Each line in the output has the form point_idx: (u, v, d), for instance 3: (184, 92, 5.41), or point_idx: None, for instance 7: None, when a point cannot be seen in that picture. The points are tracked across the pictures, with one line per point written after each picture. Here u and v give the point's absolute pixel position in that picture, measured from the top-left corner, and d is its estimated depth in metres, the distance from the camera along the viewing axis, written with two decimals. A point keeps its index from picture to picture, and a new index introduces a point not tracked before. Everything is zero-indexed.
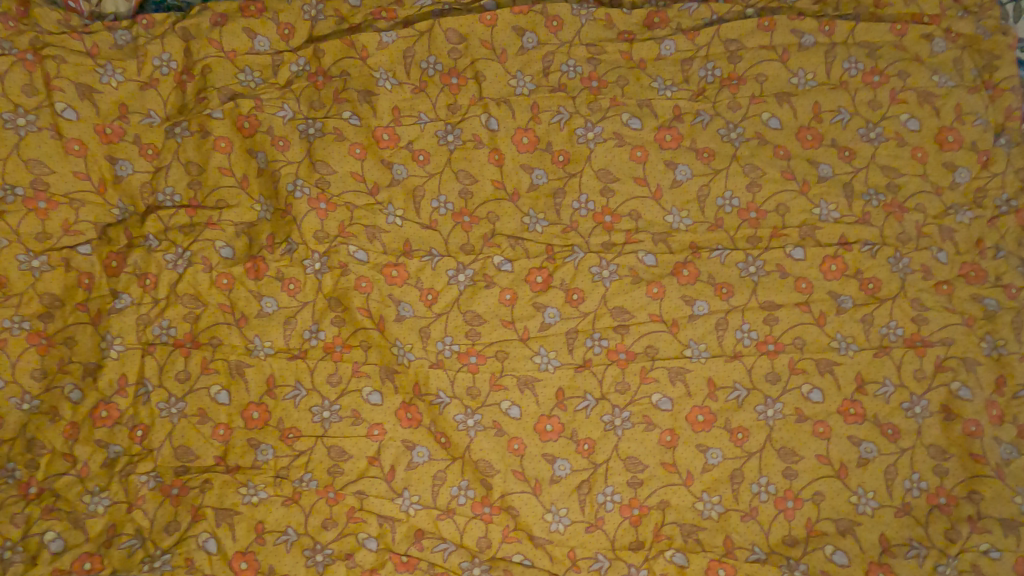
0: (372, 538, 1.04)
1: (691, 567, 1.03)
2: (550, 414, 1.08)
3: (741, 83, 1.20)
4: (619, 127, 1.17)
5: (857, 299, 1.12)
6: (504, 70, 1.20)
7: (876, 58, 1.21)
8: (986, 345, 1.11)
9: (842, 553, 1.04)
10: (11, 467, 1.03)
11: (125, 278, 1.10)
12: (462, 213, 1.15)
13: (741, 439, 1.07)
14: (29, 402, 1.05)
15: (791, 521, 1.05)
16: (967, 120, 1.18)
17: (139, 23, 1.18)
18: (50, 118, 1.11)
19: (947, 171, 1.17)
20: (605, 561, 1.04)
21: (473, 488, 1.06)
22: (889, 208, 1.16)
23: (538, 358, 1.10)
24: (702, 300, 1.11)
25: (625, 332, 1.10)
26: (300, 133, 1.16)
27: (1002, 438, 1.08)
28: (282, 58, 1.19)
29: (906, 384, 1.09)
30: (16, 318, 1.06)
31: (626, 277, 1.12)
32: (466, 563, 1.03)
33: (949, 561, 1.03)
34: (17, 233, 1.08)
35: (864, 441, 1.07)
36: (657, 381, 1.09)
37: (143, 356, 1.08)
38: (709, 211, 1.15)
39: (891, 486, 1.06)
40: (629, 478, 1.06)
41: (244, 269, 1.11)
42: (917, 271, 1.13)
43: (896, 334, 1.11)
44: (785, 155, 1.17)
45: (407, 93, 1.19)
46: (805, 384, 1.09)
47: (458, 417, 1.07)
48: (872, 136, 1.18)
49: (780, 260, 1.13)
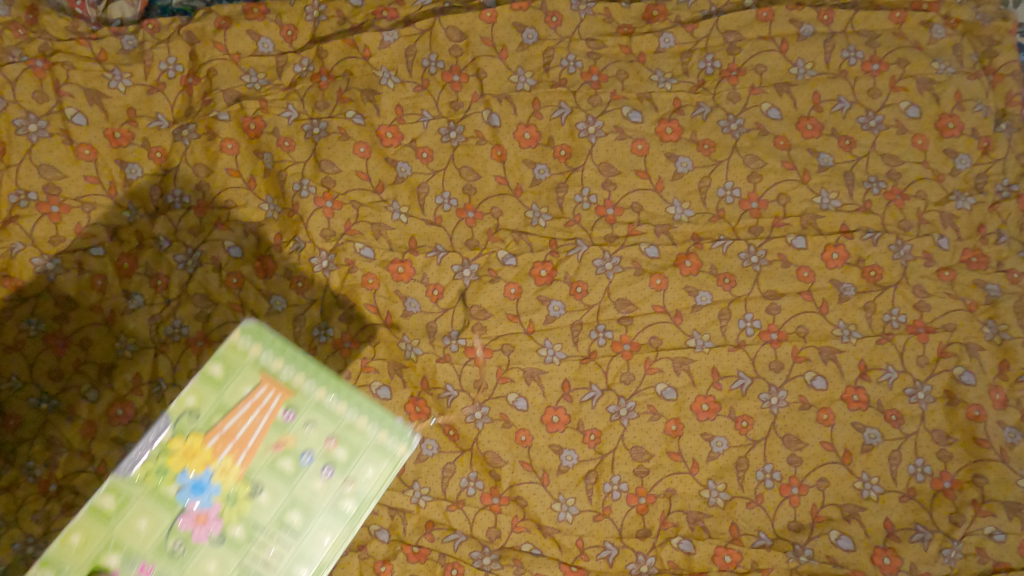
0: (384, 530, 1.06)
1: (698, 553, 1.05)
2: (556, 405, 1.10)
3: (741, 75, 1.20)
4: (619, 120, 1.18)
5: (858, 286, 1.13)
6: (505, 66, 1.21)
7: (875, 46, 1.21)
8: (988, 331, 1.13)
9: (848, 538, 1.05)
10: (30, 465, 1.04)
11: (136, 279, 1.12)
12: (466, 209, 1.17)
13: (746, 427, 1.08)
14: (47, 402, 1.07)
15: (796, 507, 1.06)
16: (966, 107, 1.19)
17: (145, 28, 1.20)
18: (61, 123, 1.13)
19: (948, 157, 1.18)
20: (613, 548, 1.06)
21: (482, 479, 1.07)
22: (890, 195, 1.16)
23: (544, 350, 1.11)
24: (705, 291, 1.12)
25: (629, 324, 1.12)
26: (305, 133, 1.18)
27: (1006, 422, 1.09)
28: (285, 59, 1.21)
29: (909, 370, 1.11)
30: (31, 320, 1.09)
31: (629, 269, 1.13)
32: (476, 553, 1.05)
33: (955, 544, 1.04)
34: (31, 236, 1.10)
35: (868, 428, 1.09)
36: (661, 371, 1.10)
37: (157, 355, 1.10)
38: (710, 202, 1.16)
39: (894, 471, 1.08)
40: (635, 467, 1.07)
41: (253, 268, 1.14)
42: (918, 258, 1.14)
43: (898, 321, 1.12)
44: (785, 145, 1.17)
45: (409, 92, 1.20)
46: (808, 372, 1.10)
47: (466, 410, 1.09)
48: (872, 125, 1.19)
49: (782, 249, 1.14)
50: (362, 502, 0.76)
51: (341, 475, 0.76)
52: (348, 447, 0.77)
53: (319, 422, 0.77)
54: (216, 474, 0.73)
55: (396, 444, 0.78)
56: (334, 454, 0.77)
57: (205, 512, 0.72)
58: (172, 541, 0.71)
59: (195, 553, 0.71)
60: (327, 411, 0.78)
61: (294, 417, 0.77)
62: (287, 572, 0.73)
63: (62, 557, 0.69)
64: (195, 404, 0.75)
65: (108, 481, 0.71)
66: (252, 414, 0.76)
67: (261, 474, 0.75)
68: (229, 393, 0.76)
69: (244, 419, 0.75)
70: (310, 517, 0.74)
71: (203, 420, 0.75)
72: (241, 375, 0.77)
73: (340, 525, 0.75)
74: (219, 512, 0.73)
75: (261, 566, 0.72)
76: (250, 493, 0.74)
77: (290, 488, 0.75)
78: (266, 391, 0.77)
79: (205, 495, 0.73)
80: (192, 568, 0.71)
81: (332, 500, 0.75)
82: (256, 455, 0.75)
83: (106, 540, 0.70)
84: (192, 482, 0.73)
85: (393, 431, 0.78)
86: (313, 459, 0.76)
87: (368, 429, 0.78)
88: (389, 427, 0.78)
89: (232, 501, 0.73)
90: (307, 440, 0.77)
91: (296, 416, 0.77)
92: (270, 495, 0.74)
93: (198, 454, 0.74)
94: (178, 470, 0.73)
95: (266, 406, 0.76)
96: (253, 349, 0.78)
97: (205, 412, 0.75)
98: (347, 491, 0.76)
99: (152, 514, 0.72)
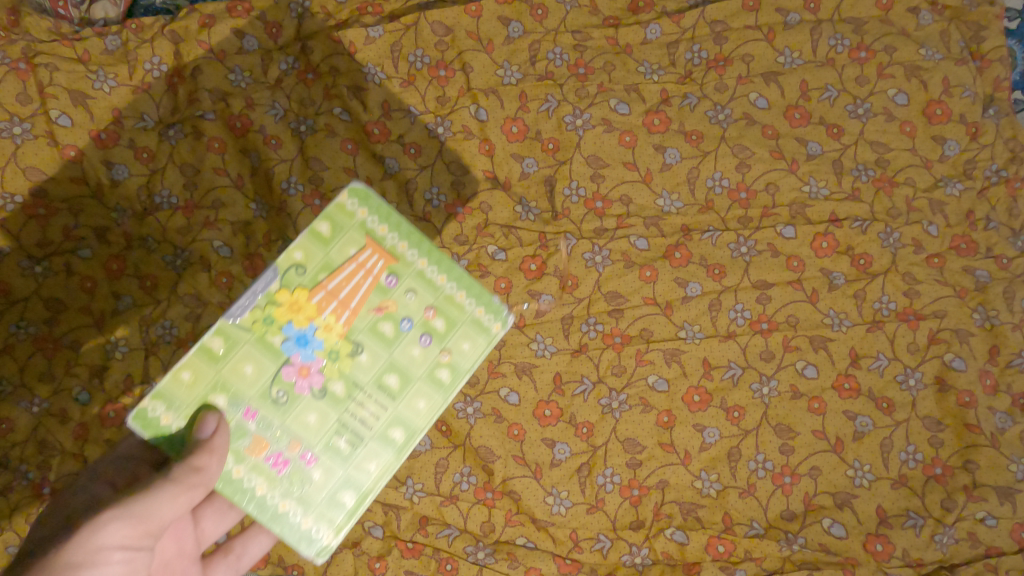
0: (378, 526, 1.06)
1: (691, 543, 1.06)
2: (548, 399, 1.09)
3: (728, 64, 1.20)
4: (607, 113, 1.18)
5: (848, 275, 1.13)
6: (492, 60, 1.20)
7: (862, 33, 1.21)
8: (978, 317, 1.13)
9: (840, 525, 1.06)
10: (24, 469, 1.05)
11: (126, 280, 1.12)
12: (455, 204, 1.16)
13: (737, 417, 1.09)
14: (38, 405, 1.07)
15: (788, 496, 1.07)
16: (955, 92, 1.19)
17: (128, 28, 1.18)
18: (45, 125, 1.12)
19: (937, 144, 1.18)
20: (607, 540, 1.06)
21: (475, 474, 1.07)
22: (879, 183, 1.16)
23: (535, 344, 1.11)
24: (694, 282, 1.13)
25: (619, 316, 1.12)
26: (291, 131, 1.17)
27: (996, 408, 1.10)
28: (270, 57, 1.19)
29: (899, 357, 1.11)
30: (22, 324, 1.09)
31: (619, 261, 1.13)
32: (470, 547, 1.06)
33: (946, 530, 1.06)
34: (19, 240, 1.10)
35: (859, 416, 1.09)
36: (653, 363, 1.10)
37: (148, 357, 1.10)
38: (699, 192, 1.16)
39: (886, 458, 1.08)
40: (627, 459, 1.08)
41: (243, 267, 1.14)
42: (908, 245, 1.14)
43: (888, 308, 1.13)
44: (773, 135, 1.17)
45: (396, 87, 1.19)
46: (799, 361, 1.10)
47: (458, 405, 1.09)
48: (860, 112, 1.18)
49: (771, 239, 1.14)
50: (458, 373, 0.81)
51: (438, 344, 0.81)
52: (445, 319, 0.82)
53: (419, 290, 0.81)
54: (321, 330, 0.77)
55: (493, 322, 0.83)
56: (433, 324, 0.81)
57: (308, 364, 0.77)
58: (276, 389, 0.76)
59: (298, 402, 0.77)
60: (428, 281, 0.82)
61: (396, 283, 0.81)
62: (384, 429, 0.78)
63: (173, 392, 0.74)
64: (302, 259, 0.78)
65: (218, 325, 0.75)
66: (357, 276, 0.79)
67: (363, 334, 0.79)
68: (335, 252, 0.79)
69: (348, 279, 0.79)
70: (407, 379, 0.79)
71: (310, 275, 0.78)
72: (348, 235, 0.80)
73: (435, 392, 0.80)
74: (323, 365, 0.77)
75: (360, 423, 0.78)
76: (353, 351, 0.78)
77: (390, 351, 0.79)
78: (370, 255, 0.80)
79: (308, 349, 0.77)
80: (296, 417, 0.77)
81: (429, 367, 0.80)
82: (360, 313, 0.79)
83: (212, 381, 0.75)
84: (296, 335, 0.77)
85: (489, 309, 0.83)
86: (412, 326, 0.80)
87: (466, 304, 0.83)
88: (487, 304, 0.83)
89: (334, 358, 0.77)
90: (407, 307, 0.80)
91: (398, 283, 0.81)
92: (371, 355, 0.79)
93: (304, 308, 0.77)
94: (284, 322, 0.77)
95: (371, 269, 0.79)
96: (361, 210, 0.80)
97: (311, 267, 0.78)
98: (443, 361, 0.81)
99: (259, 360, 0.76)
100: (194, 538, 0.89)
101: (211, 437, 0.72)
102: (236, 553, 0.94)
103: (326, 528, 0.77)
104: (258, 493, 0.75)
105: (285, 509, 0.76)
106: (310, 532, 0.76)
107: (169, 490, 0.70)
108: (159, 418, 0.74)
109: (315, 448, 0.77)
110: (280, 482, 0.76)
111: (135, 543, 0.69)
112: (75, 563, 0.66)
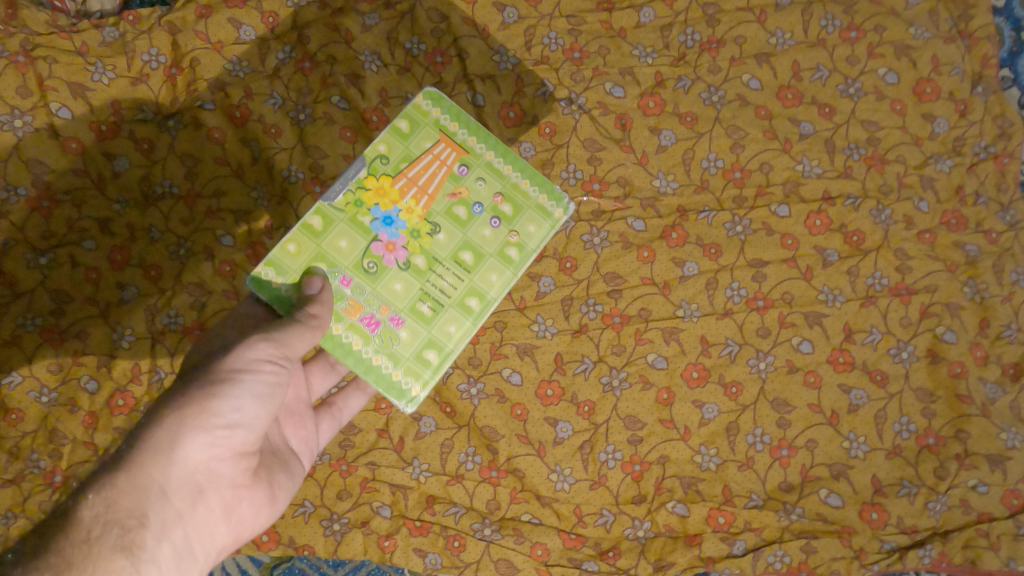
0: (386, 506, 1.08)
1: (693, 516, 1.09)
2: (550, 379, 1.11)
3: (721, 46, 1.21)
4: (602, 96, 1.19)
5: (842, 251, 1.16)
6: (487, 46, 1.21)
7: (852, 13, 1.23)
8: (968, 290, 1.16)
9: (837, 496, 1.09)
10: (35, 458, 1.07)
11: (130, 270, 1.13)
12: None
13: (735, 393, 1.11)
14: (48, 395, 1.09)
15: (786, 468, 1.10)
16: (943, 71, 1.21)
17: (125, 19, 1.17)
18: (46, 118, 1.12)
19: (927, 122, 1.20)
20: (610, 515, 1.09)
21: (480, 454, 1.10)
22: (871, 161, 1.19)
23: (536, 326, 1.13)
24: (692, 262, 1.15)
25: (619, 297, 1.14)
26: (290, 120, 1.18)
27: (986, 378, 1.13)
28: (267, 46, 1.20)
29: (893, 331, 1.14)
30: (28, 316, 1.10)
31: (617, 243, 1.15)
32: (477, 525, 1.08)
33: (939, 497, 1.09)
34: (24, 232, 1.11)
35: (854, 389, 1.12)
36: (652, 342, 1.12)
37: (155, 345, 1.11)
38: (694, 173, 1.18)
39: (881, 430, 1.11)
40: (628, 436, 1.10)
41: (246, 255, 1.15)
42: (899, 222, 1.17)
43: (881, 284, 1.15)
44: (766, 115, 1.19)
45: (393, 75, 1.20)
46: (795, 337, 1.13)
47: (461, 386, 1.10)
48: (851, 92, 1.20)
49: (766, 218, 1.16)
50: (524, 250, 0.89)
51: (506, 227, 0.89)
52: (511, 205, 0.90)
53: (487, 180, 0.90)
54: (404, 211, 0.87)
55: (554, 207, 0.91)
56: (501, 208, 0.90)
57: (394, 240, 0.86)
58: (367, 261, 0.85)
59: (386, 272, 0.85)
60: (495, 172, 0.91)
61: (467, 172, 0.90)
62: (461, 296, 0.86)
63: (281, 260, 0.83)
64: (386, 151, 0.88)
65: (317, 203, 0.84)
66: (432, 166, 0.89)
67: (440, 217, 0.88)
68: (413, 146, 0.89)
69: (426, 168, 0.88)
70: (480, 254, 0.88)
71: (392, 165, 0.88)
72: (423, 132, 0.90)
73: (505, 266, 0.88)
74: (406, 240, 0.86)
75: (440, 290, 0.86)
76: (431, 229, 0.87)
77: (465, 231, 0.88)
78: (444, 148, 0.90)
79: (393, 227, 0.86)
80: (385, 283, 0.85)
81: (498, 245, 0.88)
82: (437, 198, 0.88)
83: (314, 252, 0.83)
84: (383, 216, 0.86)
85: (552, 195, 0.91)
86: (483, 210, 0.89)
87: (529, 191, 0.91)
88: (549, 191, 0.91)
89: (416, 235, 0.86)
90: (477, 194, 0.90)
91: (469, 172, 0.90)
92: (447, 234, 0.87)
93: (389, 192, 0.87)
94: (372, 204, 0.86)
95: (445, 160, 0.89)
96: (434, 110, 0.90)
97: (393, 157, 0.88)
98: (511, 240, 0.89)
99: (352, 236, 0.85)
100: (307, 388, 0.93)
101: (318, 293, 0.79)
102: (338, 406, 0.97)
103: (414, 381, 0.84)
104: (354, 348, 0.83)
105: (378, 363, 0.83)
106: (400, 384, 0.83)
107: (295, 329, 0.76)
108: (271, 281, 0.82)
109: (402, 310, 0.85)
110: (373, 339, 0.84)
111: (279, 361, 0.76)
112: (235, 369, 0.74)
